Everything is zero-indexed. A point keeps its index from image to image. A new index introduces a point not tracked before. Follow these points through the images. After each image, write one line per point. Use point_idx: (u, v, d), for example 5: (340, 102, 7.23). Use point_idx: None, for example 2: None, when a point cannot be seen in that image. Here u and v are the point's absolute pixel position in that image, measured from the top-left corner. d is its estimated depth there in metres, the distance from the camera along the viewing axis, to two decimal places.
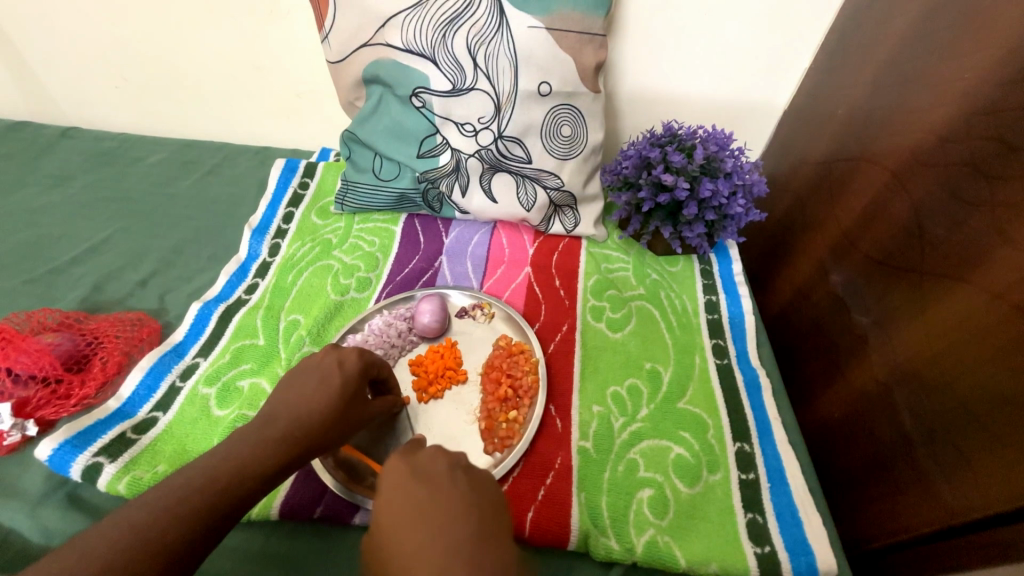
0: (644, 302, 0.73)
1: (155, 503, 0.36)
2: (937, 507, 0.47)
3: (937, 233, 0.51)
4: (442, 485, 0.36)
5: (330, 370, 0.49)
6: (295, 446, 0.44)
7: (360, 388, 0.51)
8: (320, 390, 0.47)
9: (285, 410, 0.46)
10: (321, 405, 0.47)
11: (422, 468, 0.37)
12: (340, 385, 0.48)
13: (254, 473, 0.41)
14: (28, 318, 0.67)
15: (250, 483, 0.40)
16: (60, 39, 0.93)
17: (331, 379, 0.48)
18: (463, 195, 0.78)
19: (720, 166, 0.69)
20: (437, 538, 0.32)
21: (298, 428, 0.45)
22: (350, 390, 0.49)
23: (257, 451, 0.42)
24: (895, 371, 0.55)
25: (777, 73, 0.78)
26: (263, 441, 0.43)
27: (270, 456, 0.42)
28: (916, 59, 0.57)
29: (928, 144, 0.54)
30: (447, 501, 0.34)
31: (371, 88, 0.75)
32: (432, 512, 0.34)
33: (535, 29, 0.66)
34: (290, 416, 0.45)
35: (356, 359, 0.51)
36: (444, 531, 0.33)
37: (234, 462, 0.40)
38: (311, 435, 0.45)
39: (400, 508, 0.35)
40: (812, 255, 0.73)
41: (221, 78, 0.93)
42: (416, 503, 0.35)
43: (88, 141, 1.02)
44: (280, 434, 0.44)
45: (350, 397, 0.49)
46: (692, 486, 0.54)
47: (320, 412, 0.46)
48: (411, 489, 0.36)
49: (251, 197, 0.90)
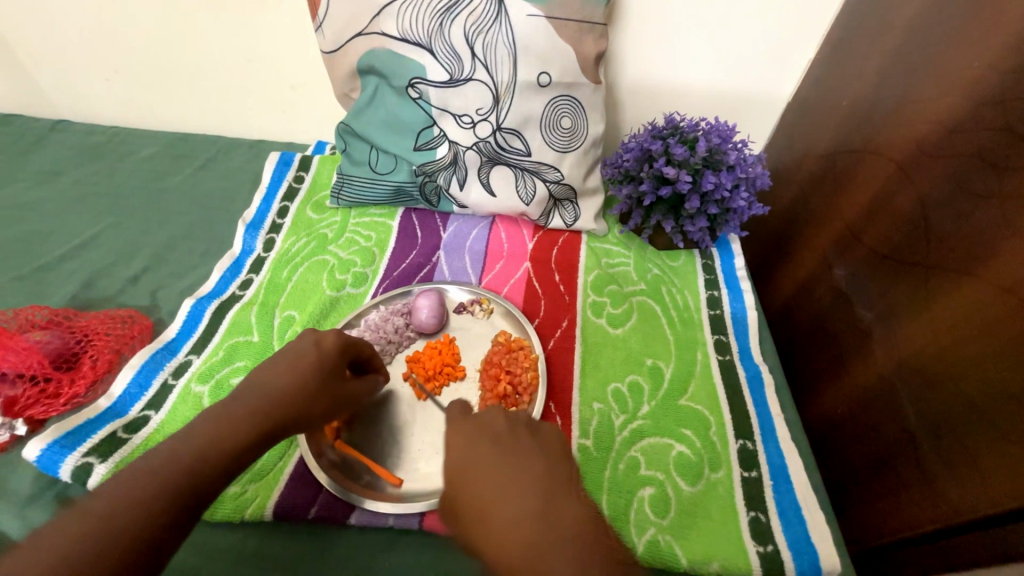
0: (645, 297, 0.71)
1: (118, 499, 0.35)
2: (943, 506, 0.47)
3: (943, 226, 0.50)
4: (509, 445, 0.38)
5: (306, 349, 0.48)
6: (269, 418, 0.43)
7: (339, 367, 0.50)
8: (292, 369, 0.47)
9: (258, 384, 0.45)
10: (294, 382, 0.46)
11: (489, 430, 0.39)
12: (318, 363, 0.48)
13: (223, 456, 0.40)
14: (16, 315, 0.66)
15: (217, 473, 0.39)
16: (47, 30, 0.91)
17: (307, 357, 0.48)
18: (461, 188, 0.77)
19: (723, 158, 0.68)
20: (518, 485, 0.34)
21: (271, 402, 0.44)
22: (327, 368, 0.49)
23: (224, 425, 0.41)
24: (900, 368, 0.54)
25: (782, 64, 0.76)
26: (231, 416, 0.42)
27: (241, 437, 0.41)
28: (926, 48, 0.55)
29: (935, 136, 0.52)
30: (518, 457, 0.37)
31: (366, 78, 0.73)
32: (506, 467, 0.36)
33: (533, 18, 0.64)
34: (263, 389, 0.45)
35: (335, 339, 0.51)
36: (522, 482, 0.35)
37: (198, 446, 0.39)
38: (285, 407, 0.45)
39: (473, 467, 0.37)
40: (815, 250, 0.72)
41: (212, 69, 0.91)
42: (489, 461, 0.37)
43: (78, 135, 1.00)
44: (248, 410, 0.43)
45: (326, 373, 0.48)
46: (694, 484, 0.54)
47: (295, 386, 0.46)
48: (482, 448, 0.38)
49: (244, 192, 0.88)
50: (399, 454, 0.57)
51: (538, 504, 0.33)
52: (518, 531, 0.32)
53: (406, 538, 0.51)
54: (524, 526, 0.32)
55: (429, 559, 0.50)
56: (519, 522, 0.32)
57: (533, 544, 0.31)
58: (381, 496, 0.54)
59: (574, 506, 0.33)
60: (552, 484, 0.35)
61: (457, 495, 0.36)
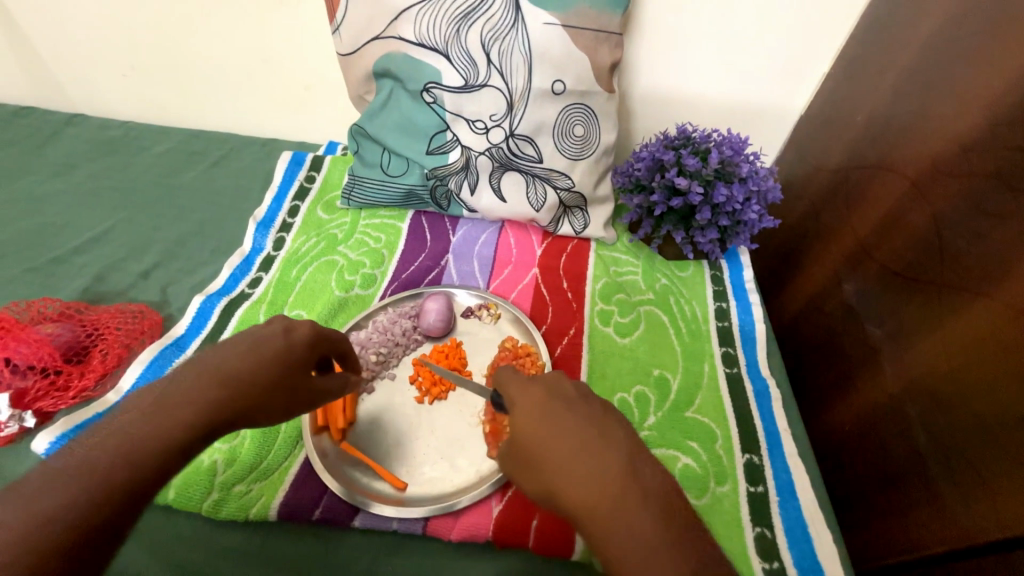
0: (653, 307, 0.71)
1: (45, 505, 0.31)
2: (952, 528, 0.46)
3: (957, 245, 0.50)
4: (580, 410, 0.37)
5: (269, 336, 0.43)
6: (210, 409, 0.38)
7: (308, 362, 0.44)
8: (246, 357, 0.41)
9: (206, 364, 0.40)
10: (244, 370, 0.40)
11: (557, 395, 0.38)
12: (282, 352, 0.42)
13: (152, 454, 0.35)
14: (28, 307, 0.66)
15: (149, 475, 0.34)
16: (67, 25, 0.92)
17: (267, 344, 0.42)
18: (471, 193, 0.77)
19: (735, 171, 0.68)
20: (601, 448, 0.34)
21: (217, 388, 0.39)
22: (292, 360, 0.43)
23: (154, 416, 0.36)
24: (909, 387, 0.54)
25: (796, 78, 0.76)
26: (162, 406, 0.37)
27: (174, 431, 0.36)
28: (942, 66, 0.55)
29: (950, 155, 0.52)
30: (593, 421, 0.36)
31: (381, 81, 0.73)
32: (584, 431, 0.35)
33: (550, 26, 0.64)
34: (211, 371, 0.39)
35: (308, 330, 0.45)
36: (604, 448, 0.34)
37: (122, 441, 0.34)
38: (233, 398, 0.39)
39: (550, 428, 0.36)
40: (825, 264, 0.72)
41: (228, 68, 0.92)
42: (565, 424, 0.36)
43: (93, 129, 1.01)
44: (180, 400, 0.37)
45: (290, 366, 0.43)
46: (700, 497, 0.53)
47: (249, 374, 0.40)
48: (556, 410, 0.37)
49: (256, 190, 0.89)
50: (404, 457, 0.57)
51: (625, 461, 0.33)
52: (606, 487, 0.32)
53: (410, 543, 0.51)
54: (613, 484, 0.32)
55: (432, 565, 0.50)
56: (606, 478, 0.33)
57: (624, 499, 0.32)
58: (386, 500, 0.54)
59: (654, 467, 0.34)
60: (630, 445, 0.35)
61: (534, 451, 0.36)
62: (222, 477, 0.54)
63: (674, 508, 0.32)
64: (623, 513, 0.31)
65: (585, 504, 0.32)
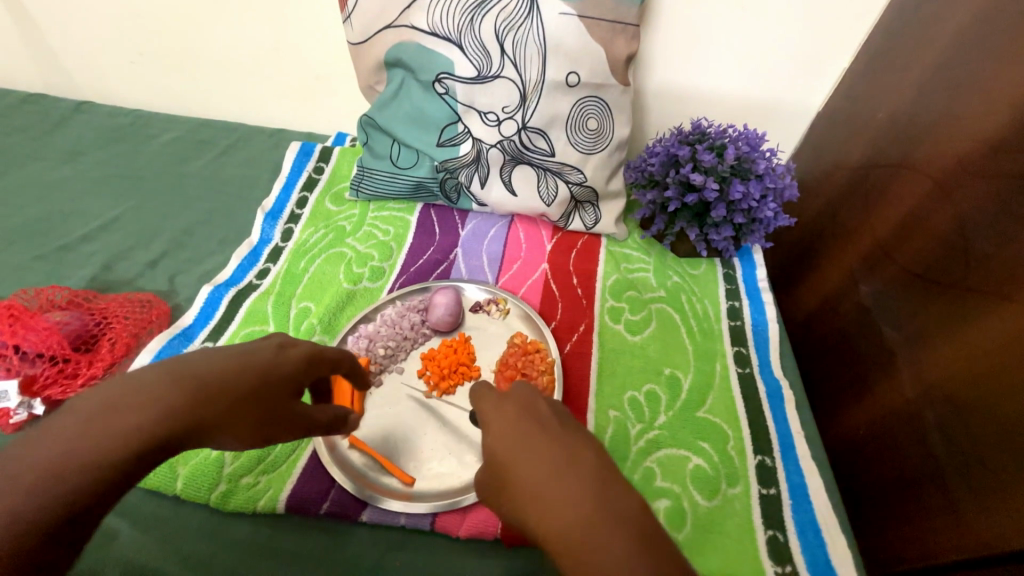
0: (664, 305, 0.70)
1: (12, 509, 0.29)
2: (970, 536, 0.45)
3: (984, 247, 0.49)
4: (542, 430, 0.33)
5: (263, 350, 0.39)
6: (164, 419, 0.32)
7: (295, 385, 0.40)
8: (233, 369, 0.36)
9: (179, 365, 0.35)
10: (227, 384, 0.35)
11: (523, 412, 0.35)
12: (269, 368, 0.38)
13: (91, 469, 0.30)
14: (37, 295, 0.66)
15: (89, 493, 0.30)
16: (76, 11, 0.92)
17: (259, 358, 0.38)
18: (482, 186, 0.76)
19: (752, 167, 0.66)
20: (562, 471, 0.30)
21: (181, 393, 0.33)
22: (276, 377, 0.38)
23: (108, 422, 0.31)
24: (927, 391, 0.53)
25: (815, 73, 0.75)
26: (122, 410, 0.32)
27: (117, 443, 0.31)
28: (971, 62, 0.53)
29: (978, 154, 0.51)
30: (556, 441, 0.32)
31: (392, 71, 0.72)
32: (546, 452, 0.32)
33: (566, 16, 0.63)
34: (176, 373, 0.34)
35: (306, 348, 0.42)
36: (564, 470, 0.30)
37: (57, 450, 0.29)
38: (195, 410, 0.34)
39: (513, 449, 0.33)
40: (841, 264, 0.70)
41: (237, 56, 0.91)
42: (527, 445, 0.33)
43: (102, 116, 1.00)
44: (145, 405, 0.32)
45: (271, 383, 0.38)
46: (710, 499, 0.53)
47: (223, 385, 0.35)
48: (519, 429, 0.34)
49: (264, 180, 0.88)
50: (412, 452, 0.56)
51: (584, 486, 0.29)
52: (570, 520, 0.28)
53: (417, 538, 0.51)
54: (577, 515, 0.28)
55: (439, 560, 0.50)
56: (568, 509, 0.29)
57: (590, 533, 0.28)
58: (393, 495, 0.53)
59: (629, 494, 0.29)
60: (600, 470, 0.31)
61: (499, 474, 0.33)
62: (229, 469, 0.54)
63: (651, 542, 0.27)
64: (588, 550, 0.27)
65: (550, 539, 0.29)
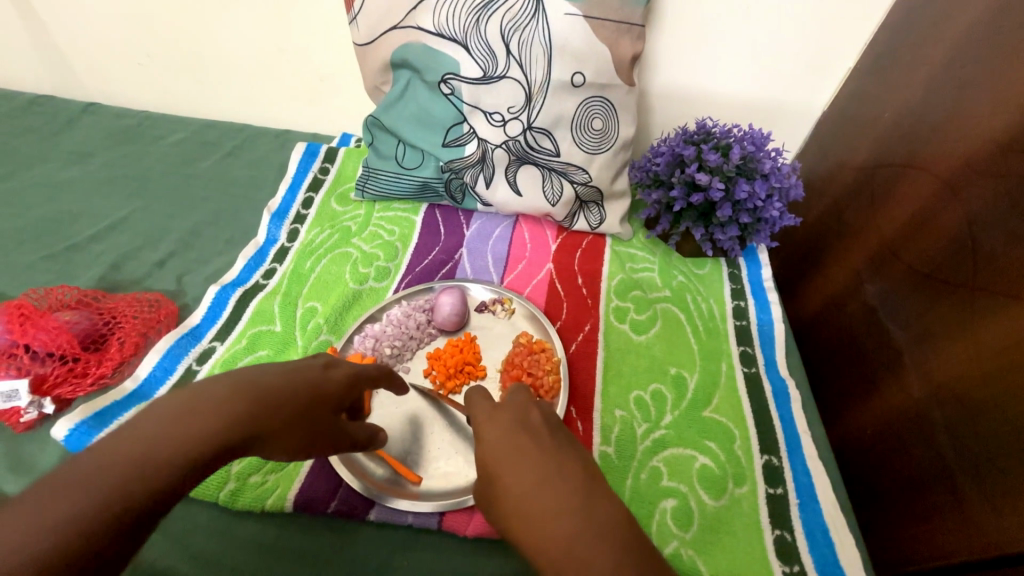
0: (669, 304, 0.70)
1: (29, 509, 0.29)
2: (979, 536, 0.45)
3: (993, 247, 0.48)
4: (533, 440, 0.33)
5: (313, 368, 0.42)
6: (232, 426, 0.34)
7: (337, 403, 0.43)
8: (291, 383, 0.39)
9: (246, 377, 0.37)
10: (287, 397, 0.38)
11: (516, 420, 0.35)
12: (318, 385, 0.41)
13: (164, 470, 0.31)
14: (46, 294, 0.67)
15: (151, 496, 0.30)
16: (83, 13, 0.92)
17: (311, 375, 0.41)
18: (487, 186, 0.76)
19: (757, 167, 0.66)
20: (551, 481, 0.30)
21: (248, 402, 0.36)
22: (325, 394, 0.41)
23: (182, 426, 0.33)
24: (936, 391, 0.53)
25: (821, 72, 0.74)
26: (193, 413, 0.34)
27: (192, 445, 0.32)
28: (980, 60, 0.53)
29: (987, 153, 0.51)
30: (547, 452, 0.32)
31: (399, 72, 0.72)
32: (537, 461, 0.32)
33: (571, 16, 0.63)
34: (244, 383, 0.37)
35: (348, 368, 0.45)
36: (552, 482, 0.30)
37: (139, 448, 0.31)
38: (259, 419, 0.36)
39: (503, 458, 0.33)
40: (847, 264, 0.70)
41: (243, 58, 0.92)
42: (518, 453, 0.33)
43: (109, 118, 1.01)
44: (214, 412, 0.34)
45: (321, 400, 0.41)
46: (718, 499, 0.53)
47: (286, 397, 0.38)
48: (512, 437, 0.34)
49: (270, 181, 0.89)
50: (419, 451, 0.57)
51: (572, 500, 0.29)
52: (555, 534, 0.28)
53: (425, 537, 0.51)
54: (562, 531, 0.28)
55: (446, 559, 0.50)
56: (554, 523, 0.29)
57: (572, 549, 0.27)
58: (400, 494, 0.53)
59: (614, 506, 0.30)
60: (590, 486, 0.30)
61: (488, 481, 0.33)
62: (237, 468, 0.54)
63: (636, 560, 0.27)
64: (570, 567, 0.27)
65: (533, 551, 0.29)
